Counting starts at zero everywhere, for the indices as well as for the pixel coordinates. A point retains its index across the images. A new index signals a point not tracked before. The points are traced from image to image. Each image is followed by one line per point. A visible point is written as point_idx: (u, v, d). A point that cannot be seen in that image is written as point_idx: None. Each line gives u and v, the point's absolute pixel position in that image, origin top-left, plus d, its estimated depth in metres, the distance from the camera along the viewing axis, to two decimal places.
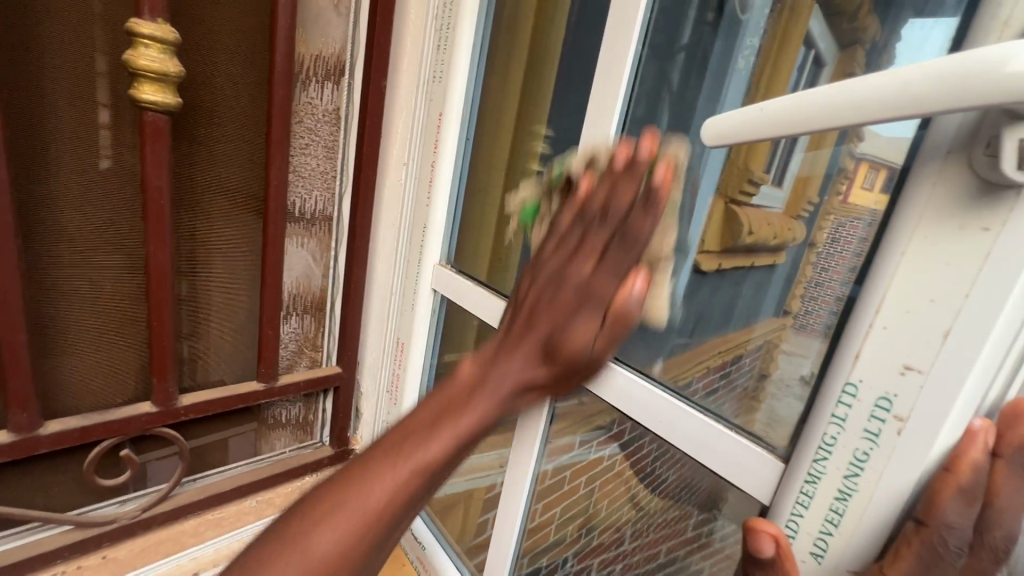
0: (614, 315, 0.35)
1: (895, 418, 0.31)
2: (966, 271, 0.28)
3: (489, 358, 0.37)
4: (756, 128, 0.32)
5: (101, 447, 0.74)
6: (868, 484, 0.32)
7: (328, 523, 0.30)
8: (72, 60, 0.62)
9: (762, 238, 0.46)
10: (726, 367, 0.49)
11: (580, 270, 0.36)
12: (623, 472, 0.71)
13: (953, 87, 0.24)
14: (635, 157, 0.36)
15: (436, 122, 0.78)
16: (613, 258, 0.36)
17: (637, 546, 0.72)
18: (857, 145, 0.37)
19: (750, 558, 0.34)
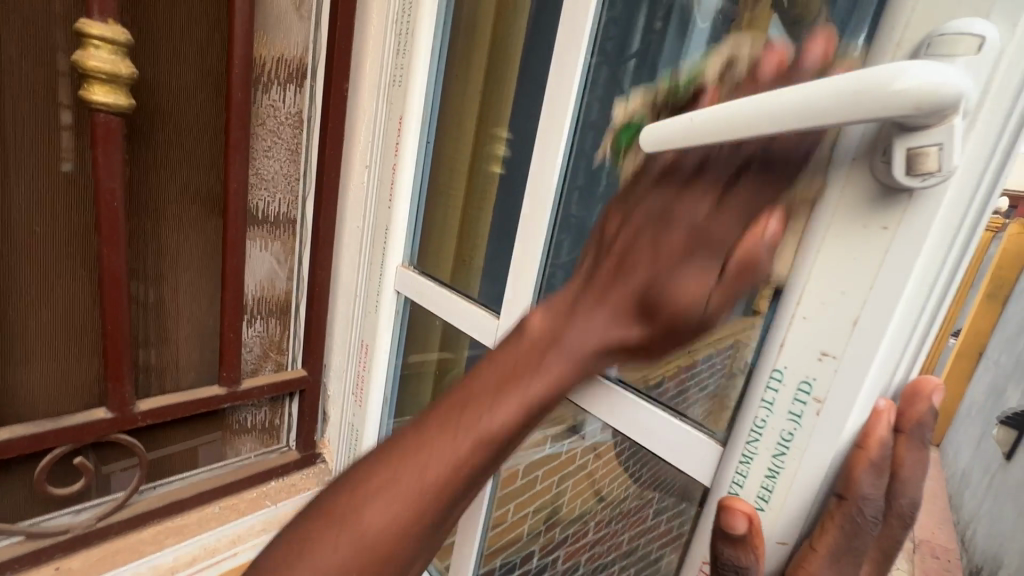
0: (736, 266, 0.30)
1: (815, 400, 0.33)
2: (871, 264, 0.30)
3: (563, 312, 0.34)
4: (687, 136, 0.30)
5: (52, 457, 0.71)
6: (793, 462, 0.34)
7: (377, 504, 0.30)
8: (34, 60, 0.61)
9: None
10: (695, 366, 0.45)
11: (696, 209, 0.30)
12: (593, 472, 0.73)
13: (853, 103, 0.24)
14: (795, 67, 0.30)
15: (396, 125, 0.79)
16: (748, 187, 0.30)
17: (601, 538, 0.76)
18: None
19: (722, 534, 0.31)
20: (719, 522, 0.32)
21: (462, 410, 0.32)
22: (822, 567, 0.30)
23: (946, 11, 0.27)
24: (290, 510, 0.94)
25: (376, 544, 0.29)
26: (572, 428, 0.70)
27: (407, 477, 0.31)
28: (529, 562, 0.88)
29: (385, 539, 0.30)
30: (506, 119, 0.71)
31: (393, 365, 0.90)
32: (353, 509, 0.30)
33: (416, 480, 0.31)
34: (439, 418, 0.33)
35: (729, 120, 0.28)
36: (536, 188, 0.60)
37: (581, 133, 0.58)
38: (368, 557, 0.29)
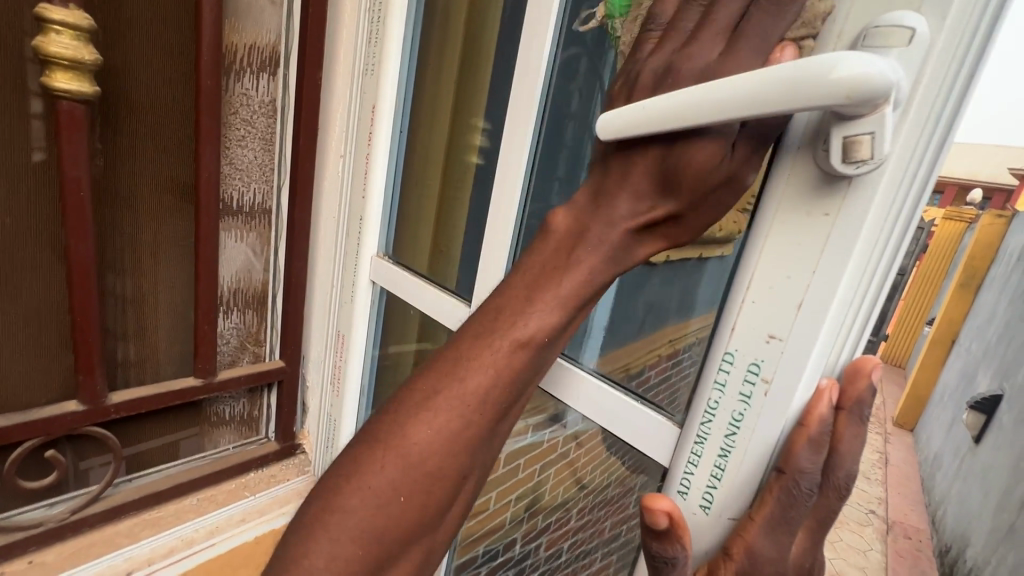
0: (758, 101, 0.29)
1: (763, 381, 0.34)
2: (814, 248, 0.31)
3: (587, 207, 0.35)
4: (643, 122, 0.30)
5: (22, 450, 0.70)
6: (743, 441, 0.35)
7: (423, 421, 0.32)
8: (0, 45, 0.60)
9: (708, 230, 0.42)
10: (677, 356, 0.49)
11: (702, 57, 0.30)
12: (573, 460, 0.75)
13: (795, 94, 0.25)
14: None
15: (369, 114, 0.78)
16: (749, 35, 0.29)
17: (581, 523, 0.78)
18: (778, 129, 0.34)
19: (647, 529, 0.32)
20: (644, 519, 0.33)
21: (496, 317, 0.34)
22: (759, 535, 0.32)
23: (880, 8, 0.29)
24: (269, 500, 0.95)
25: (421, 459, 0.32)
26: (553, 417, 0.70)
27: (448, 398, 0.33)
28: (513, 549, 0.91)
29: (428, 452, 0.32)
30: (481, 109, 0.72)
31: (371, 356, 0.91)
32: (398, 434, 0.32)
33: (459, 398, 0.33)
34: (472, 336, 0.34)
35: (676, 105, 0.28)
36: (506, 174, 0.61)
37: (551, 123, 0.60)
38: (419, 475, 0.32)
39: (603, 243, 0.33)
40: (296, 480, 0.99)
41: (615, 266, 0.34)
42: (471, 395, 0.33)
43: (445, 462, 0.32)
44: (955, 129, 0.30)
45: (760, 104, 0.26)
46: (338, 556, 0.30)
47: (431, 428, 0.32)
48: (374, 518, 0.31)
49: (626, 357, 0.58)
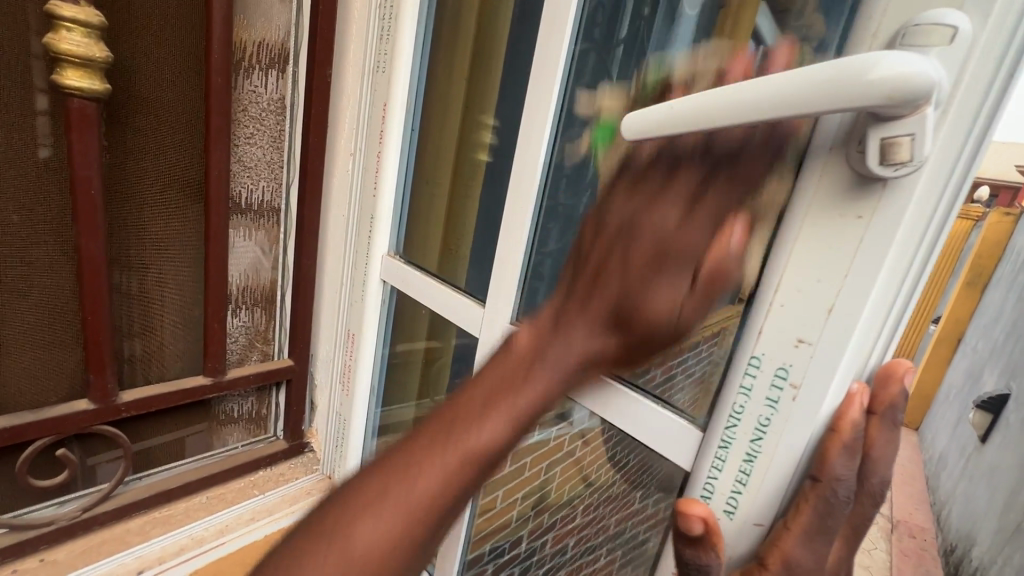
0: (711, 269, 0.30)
1: (791, 386, 0.33)
2: (846, 252, 0.31)
3: (547, 326, 0.33)
4: (669, 126, 0.29)
5: (34, 448, 0.70)
6: (770, 447, 0.35)
7: (370, 518, 0.30)
8: (7, 42, 0.60)
9: None
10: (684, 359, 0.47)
11: (668, 214, 0.29)
12: (580, 459, 0.73)
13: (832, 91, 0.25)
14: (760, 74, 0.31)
15: (381, 112, 0.77)
16: (713, 201, 0.29)
17: (588, 522, 0.77)
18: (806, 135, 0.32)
19: (682, 534, 0.32)
20: (678, 524, 0.33)
21: (454, 422, 0.32)
22: (796, 545, 0.32)
23: (920, 4, 0.28)
24: (278, 499, 0.94)
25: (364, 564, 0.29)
26: (559, 416, 0.70)
27: (397, 495, 0.30)
28: (519, 545, 0.90)
29: (373, 557, 0.29)
30: (491, 107, 0.72)
31: (380, 355, 0.90)
32: (342, 529, 0.30)
33: (408, 497, 0.30)
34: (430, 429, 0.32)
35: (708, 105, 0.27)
36: (521, 176, 0.61)
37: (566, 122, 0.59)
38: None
39: (563, 364, 0.32)
40: (305, 478, 0.99)
41: (564, 390, 0.33)
42: (421, 498, 0.30)
43: (401, 565, 0.30)
44: (992, 133, 0.29)
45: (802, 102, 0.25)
46: None
47: (378, 526, 0.29)
48: None
49: None
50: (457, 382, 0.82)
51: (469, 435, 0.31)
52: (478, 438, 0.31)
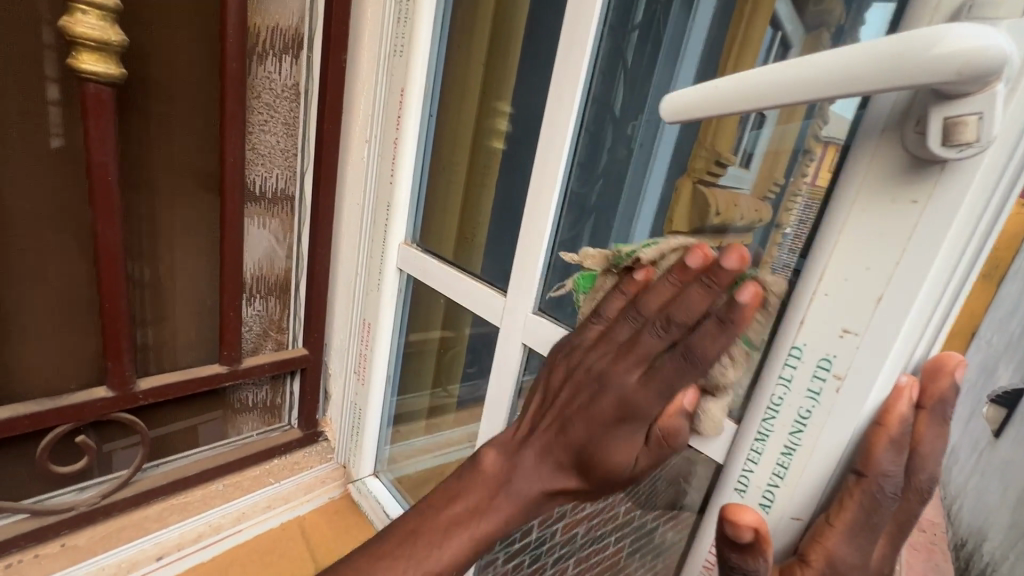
0: (659, 432, 0.38)
1: (835, 377, 0.32)
2: (899, 238, 0.29)
3: (512, 450, 0.45)
4: (715, 106, 0.32)
5: (55, 434, 0.71)
6: (810, 439, 0.34)
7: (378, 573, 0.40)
8: (17, 29, 0.58)
9: (730, 219, 0.49)
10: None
11: (627, 374, 0.38)
12: None
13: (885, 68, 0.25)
14: (717, 271, 0.34)
15: (398, 98, 0.76)
16: (666, 372, 0.37)
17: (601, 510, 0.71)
18: (823, 127, 0.39)
19: (730, 542, 0.32)
20: (726, 529, 0.33)
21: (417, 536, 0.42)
22: (840, 541, 0.31)
23: None
24: (293, 487, 0.95)
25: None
26: None
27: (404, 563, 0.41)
28: (529, 534, 0.80)
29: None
30: (508, 93, 0.71)
31: (396, 345, 0.89)
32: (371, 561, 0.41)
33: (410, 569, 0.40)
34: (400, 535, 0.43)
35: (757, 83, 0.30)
36: (545, 161, 0.60)
37: (592, 111, 0.59)
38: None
39: (528, 491, 0.43)
40: (320, 467, 1.00)
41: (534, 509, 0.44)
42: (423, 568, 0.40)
43: None
44: None
45: (850, 79, 0.26)
46: None
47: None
48: None
49: None
50: (472, 371, 0.81)
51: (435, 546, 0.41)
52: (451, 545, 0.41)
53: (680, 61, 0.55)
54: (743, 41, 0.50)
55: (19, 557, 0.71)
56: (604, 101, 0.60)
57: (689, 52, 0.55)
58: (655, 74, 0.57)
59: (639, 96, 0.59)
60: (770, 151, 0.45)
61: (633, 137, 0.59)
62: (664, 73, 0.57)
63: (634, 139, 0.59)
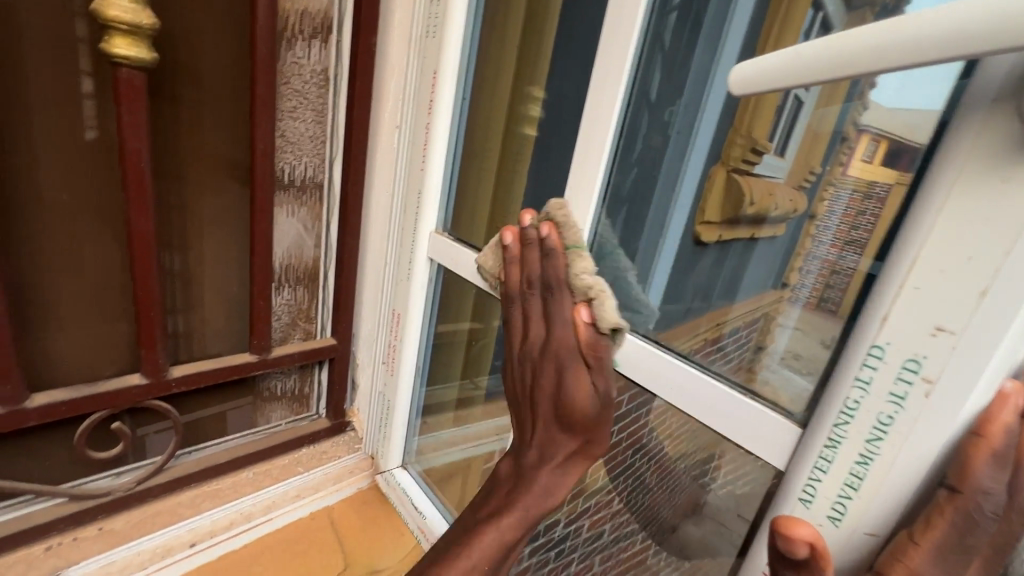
0: (589, 354, 0.41)
1: (923, 380, 0.29)
2: (1010, 225, 0.26)
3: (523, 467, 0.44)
4: (787, 77, 0.29)
5: (90, 421, 0.71)
6: (891, 448, 0.31)
7: None
8: (50, 18, 0.58)
9: (765, 208, 0.53)
10: (721, 339, 0.52)
11: (537, 327, 0.45)
12: (622, 442, 0.66)
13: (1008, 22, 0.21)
14: (523, 230, 0.46)
15: (430, 81, 0.74)
16: (556, 310, 0.43)
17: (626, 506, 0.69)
18: (861, 115, 0.43)
19: (783, 558, 0.30)
20: (779, 545, 0.30)
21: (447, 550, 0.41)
22: (929, 563, 0.28)
23: None
24: (323, 477, 0.95)
25: None
26: None
27: None
28: (553, 529, 0.79)
29: None
30: (542, 78, 0.69)
31: (427, 335, 0.88)
32: None
33: None
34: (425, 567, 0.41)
35: (844, 50, 0.27)
36: (587, 149, 0.57)
37: (633, 107, 0.56)
38: None
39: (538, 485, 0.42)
40: (349, 457, 0.99)
41: (560, 491, 0.42)
42: None
43: None
44: None
45: (973, 38, 0.22)
46: None
47: None
48: None
49: (676, 340, 0.55)
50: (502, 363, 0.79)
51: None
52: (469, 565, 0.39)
53: (722, 44, 0.52)
54: (783, 22, 0.49)
55: (58, 539, 0.72)
56: (641, 90, 0.55)
57: (732, 33, 0.52)
58: (694, 59, 0.54)
59: (677, 82, 0.55)
60: (805, 140, 0.49)
61: (671, 123, 0.56)
62: (705, 51, 0.53)
63: (670, 126, 0.57)
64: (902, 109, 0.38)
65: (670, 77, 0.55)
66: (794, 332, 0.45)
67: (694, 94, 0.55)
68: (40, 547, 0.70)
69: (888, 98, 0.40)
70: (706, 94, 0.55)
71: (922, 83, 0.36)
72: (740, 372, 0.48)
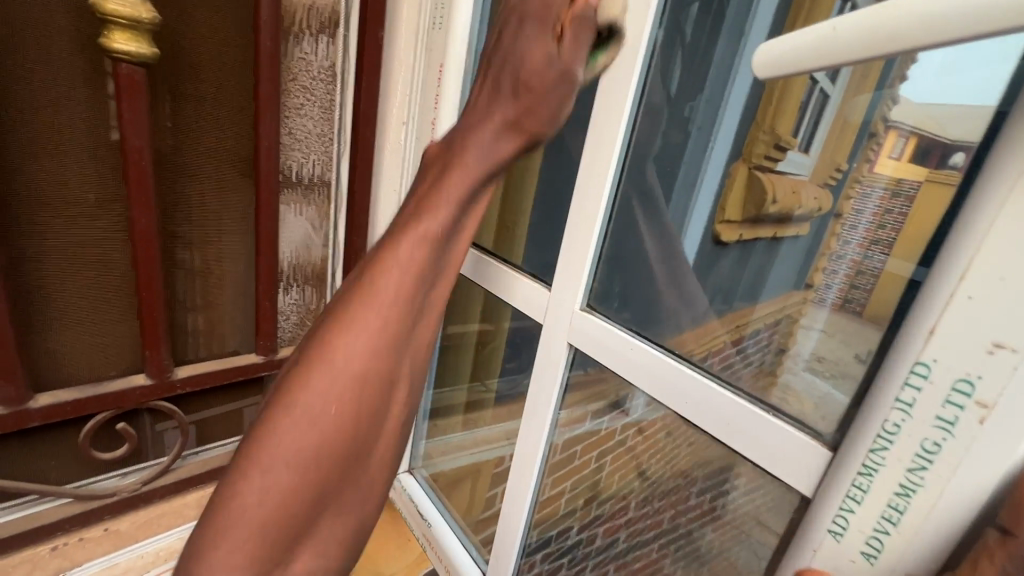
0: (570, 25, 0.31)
1: (977, 404, 0.26)
2: None
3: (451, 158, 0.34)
4: (821, 57, 0.25)
5: (95, 422, 0.71)
6: (937, 479, 0.27)
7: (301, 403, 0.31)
8: (73, 20, 0.58)
9: (788, 207, 0.50)
10: (742, 342, 0.49)
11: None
12: (635, 447, 0.63)
13: None
14: None
15: (436, 75, 0.72)
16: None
17: (642, 516, 0.65)
18: (891, 108, 0.40)
19: None
20: None
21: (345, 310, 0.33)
22: None
23: None
24: None
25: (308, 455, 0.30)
26: (614, 404, 0.61)
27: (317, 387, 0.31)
28: (565, 536, 0.75)
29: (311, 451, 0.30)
30: None
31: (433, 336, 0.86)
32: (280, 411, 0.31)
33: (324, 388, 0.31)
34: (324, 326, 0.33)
35: (888, 21, 0.23)
36: (598, 145, 0.51)
37: (649, 101, 0.51)
38: (303, 453, 0.30)
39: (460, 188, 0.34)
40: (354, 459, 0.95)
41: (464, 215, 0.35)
42: (313, 416, 0.31)
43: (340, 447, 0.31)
44: None
45: None
46: (270, 487, 0.30)
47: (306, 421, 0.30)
48: (294, 476, 0.30)
49: (689, 342, 0.52)
50: (513, 365, 0.76)
51: (326, 372, 0.31)
52: (338, 371, 0.31)
53: (748, 32, 0.48)
54: (812, 5, 0.45)
55: (65, 539, 0.72)
56: (662, 85, 0.52)
57: (757, 21, 0.48)
58: (717, 49, 0.51)
59: (699, 72, 0.52)
60: (831, 134, 0.46)
61: (690, 119, 0.53)
62: (728, 40, 0.50)
63: (690, 121, 0.53)
64: (936, 104, 0.36)
65: (692, 72, 0.52)
66: (822, 336, 0.42)
67: (720, 86, 0.52)
68: (46, 547, 0.71)
69: (920, 92, 0.37)
70: (729, 85, 0.51)
71: (967, 73, 0.33)
72: (760, 378, 0.45)
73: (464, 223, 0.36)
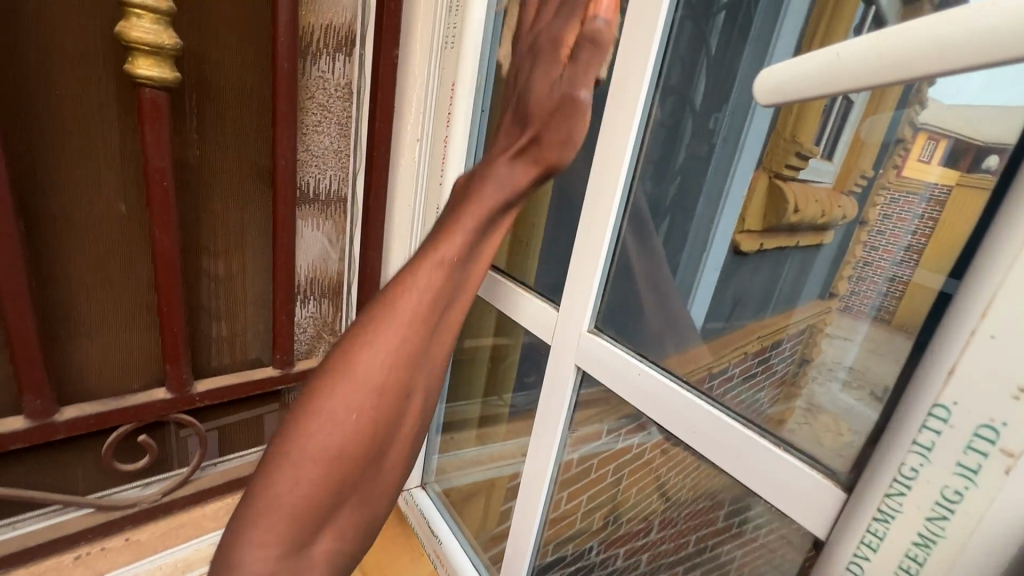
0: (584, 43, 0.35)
1: (1001, 452, 0.25)
2: None
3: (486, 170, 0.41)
4: (828, 82, 0.24)
5: (118, 433, 0.73)
6: (959, 531, 0.26)
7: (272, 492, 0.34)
8: (102, 43, 0.60)
9: (807, 216, 0.47)
10: (766, 355, 0.48)
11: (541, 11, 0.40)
12: (653, 461, 0.59)
13: None
14: None
15: (448, 93, 0.73)
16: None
17: (665, 536, 0.62)
18: (918, 113, 0.38)
19: None
20: None
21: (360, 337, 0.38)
22: None
23: None
24: None
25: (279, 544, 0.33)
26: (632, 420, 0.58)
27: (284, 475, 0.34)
28: (581, 556, 0.73)
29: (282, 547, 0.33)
30: None
31: None
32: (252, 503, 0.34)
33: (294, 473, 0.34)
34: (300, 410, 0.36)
35: (894, 43, 0.22)
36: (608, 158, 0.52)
37: (672, 109, 0.52)
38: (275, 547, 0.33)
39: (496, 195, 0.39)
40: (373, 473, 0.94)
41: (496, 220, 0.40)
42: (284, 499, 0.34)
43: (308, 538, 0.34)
44: None
45: None
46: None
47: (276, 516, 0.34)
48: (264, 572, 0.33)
49: (707, 354, 0.53)
50: (526, 382, 0.76)
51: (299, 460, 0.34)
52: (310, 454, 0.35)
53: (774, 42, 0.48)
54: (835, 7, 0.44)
55: (87, 549, 0.74)
56: (682, 94, 0.52)
57: (787, 26, 0.47)
58: (741, 62, 0.50)
59: (724, 82, 0.51)
60: (854, 140, 0.43)
61: (715, 131, 0.52)
62: (754, 50, 0.49)
63: (715, 134, 0.52)
64: (973, 111, 0.33)
65: (717, 85, 0.52)
66: (860, 350, 0.39)
67: (744, 94, 0.50)
68: (70, 556, 0.72)
69: (953, 97, 0.35)
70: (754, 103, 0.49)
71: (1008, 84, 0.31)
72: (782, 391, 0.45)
73: (478, 251, 0.40)
